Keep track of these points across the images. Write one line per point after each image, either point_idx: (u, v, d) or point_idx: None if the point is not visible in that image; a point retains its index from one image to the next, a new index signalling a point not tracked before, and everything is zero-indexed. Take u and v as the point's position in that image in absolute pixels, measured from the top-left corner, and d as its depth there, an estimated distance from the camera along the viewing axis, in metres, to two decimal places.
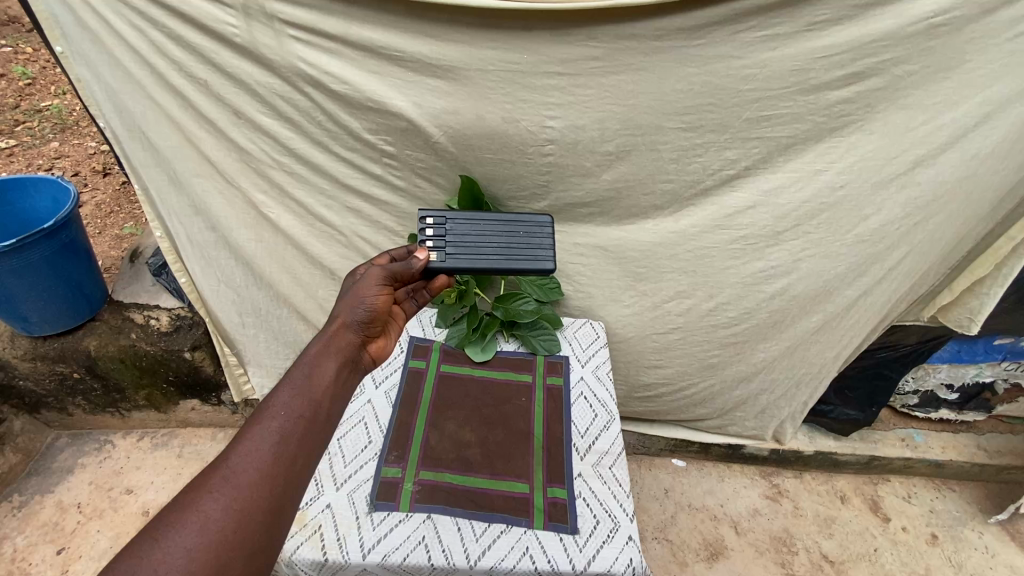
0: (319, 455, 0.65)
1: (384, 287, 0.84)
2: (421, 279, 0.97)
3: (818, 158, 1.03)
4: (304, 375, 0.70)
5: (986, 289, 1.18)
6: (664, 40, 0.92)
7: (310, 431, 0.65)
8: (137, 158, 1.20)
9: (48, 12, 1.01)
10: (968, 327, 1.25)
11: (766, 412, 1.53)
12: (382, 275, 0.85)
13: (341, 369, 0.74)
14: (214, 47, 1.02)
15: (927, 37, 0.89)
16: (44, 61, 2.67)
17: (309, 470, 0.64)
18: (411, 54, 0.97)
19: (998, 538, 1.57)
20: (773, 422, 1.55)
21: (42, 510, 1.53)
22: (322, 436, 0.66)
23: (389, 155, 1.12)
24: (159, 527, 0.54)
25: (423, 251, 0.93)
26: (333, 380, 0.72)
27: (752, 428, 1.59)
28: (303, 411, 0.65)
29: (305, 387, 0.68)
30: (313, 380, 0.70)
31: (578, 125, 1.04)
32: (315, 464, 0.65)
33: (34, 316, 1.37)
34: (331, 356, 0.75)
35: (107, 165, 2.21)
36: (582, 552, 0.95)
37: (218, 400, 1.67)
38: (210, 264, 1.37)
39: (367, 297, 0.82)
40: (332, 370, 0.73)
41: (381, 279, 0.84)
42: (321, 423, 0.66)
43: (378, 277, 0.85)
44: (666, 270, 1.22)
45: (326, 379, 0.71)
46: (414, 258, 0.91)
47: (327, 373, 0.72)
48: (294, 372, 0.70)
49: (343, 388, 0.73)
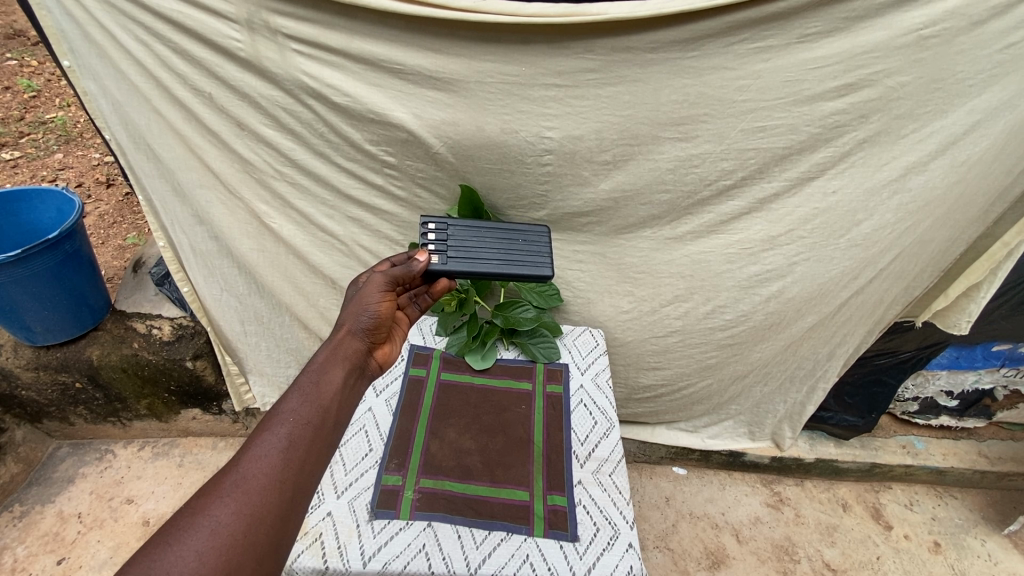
0: (327, 462, 0.66)
1: (386, 293, 0.85)
2: (421, 282, 0.98)
3: (814, 166, 1.04)
4: (312, 381, 0.71)
5: (985, 291, 1.18)
6: (657, 53, 0.94)
7: (318, 437, 0.66)
8: (142, 170, 1.21)
9: (56, 27, 1.03)
10: (963, 329, 1.26)
11: (762, 408, 1.55)
12: (383, 281, 0.86)
13: (348, 376, 0.75)
14: (219, 60, 1.03)
15: (917, 49, 0.90)
16: (49, 74, 2.71)
17: (316, 476, 0.64)
18: (410, 67, 0.99)
19: (1001, 545, 1.57)
20: (770, 419, 1.57)
21: (42, 520, 1.53)
22: (329, 442, 0.67)
23: (390, 166, 1.14)
24: (170, 532, 0.54)
25: (423, 253, 0.94)
26: (340, 387, 0.73)
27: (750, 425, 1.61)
28: (311, 417, 0.66)
29: (313, 394, 0.69)
30: (321, 387, 0.71)
31: (575, 135, 1.05)
32: (322, 470, 0.65)
33: (37, 326, 1.38)
34: (339, 362, 0.76)
35: (111, 176, 2.24)
36: (582, 560, 0.95)
37: (219, 409, 1.68)
38: (212, 273, 1.38)
39: (371, 304, 0.83)
40: (339, 377, 0.74)
41: (382, 285, 0.85)
42: (329, 429, 0.67)
43: (380, 283, 0.86)
44: (664, 276, 1.23)
45: (334, 386, 0.72)
46: (414, 262, 0.92)
47: (335, 379, 0.73)
48: (302, 379, 0.71)
49: (350, 395, 0.74)
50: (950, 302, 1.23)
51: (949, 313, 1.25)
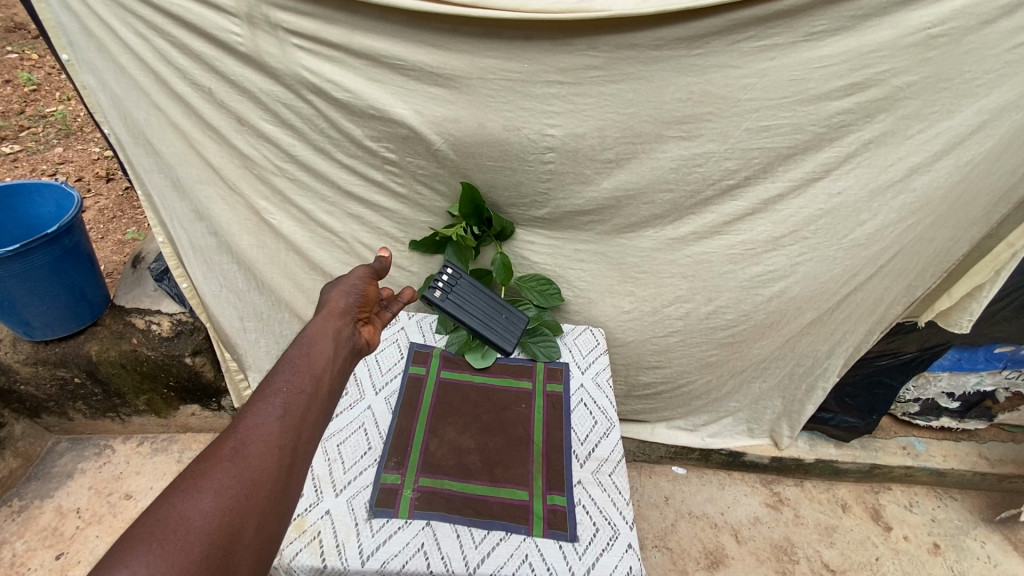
0: (320, 431, 0.67)
1: (369, 278, 0.91)
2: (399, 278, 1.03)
3: (819, 166, 1.03)
4: (303, 355, 0.73)
5: (987, 291, 1.17)
6: (662, 50, 0.93)
7: (311, 405, 0.67)
8: (141, 165, 1.20)
9: (54, 19, 1.02)
10: (964, 328, 1.25)
11: (760, 403, 1.55)
12: (366, 268, 0.92)
13: (337, 350, 0.77)
14: (220, 55, 1.03)
15: (925, 49, 0.89)
16: (49, 68, 2.69)
17: (310, 445, 0.65)
18: (412, 62, 0.98)
19: (1001, 547, 1.57)
20: (767, 415, 1.57)
21: (41, 515, 1.53)
22: (321, 411, 0.69)
23: (391, 162, 1.13)
24: (173, 494, 0.54)
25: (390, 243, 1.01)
26: (330, 360, 0.75)
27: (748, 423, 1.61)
28: (304, 387, 0.68)
29: (304, 366, 0.71)
30: (313, 359, 0.72)
31: (578, 133, 1.04)
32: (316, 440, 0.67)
33: (36, 320, 1.38)
34: (327, 336, 0.78)
35: (110, 171, 2.23)
36: (582, 560, 0.94)
37: (219, 405, 1.68)
38: (211, 269, 1.38)
39: (356, 285, 0.88)
40: (330, 351, 0.76)
41: (365, 272, 0.92)
42: (321, 399, 0.69)
43: (362, 271, 0.92)
44: (666, 276, 1.23)
45: (324, 359, 0.74)
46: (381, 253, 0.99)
47: (324, 353, 0.75)
48: (293, 352, 0.73)
49: (340, 368, 0.76)
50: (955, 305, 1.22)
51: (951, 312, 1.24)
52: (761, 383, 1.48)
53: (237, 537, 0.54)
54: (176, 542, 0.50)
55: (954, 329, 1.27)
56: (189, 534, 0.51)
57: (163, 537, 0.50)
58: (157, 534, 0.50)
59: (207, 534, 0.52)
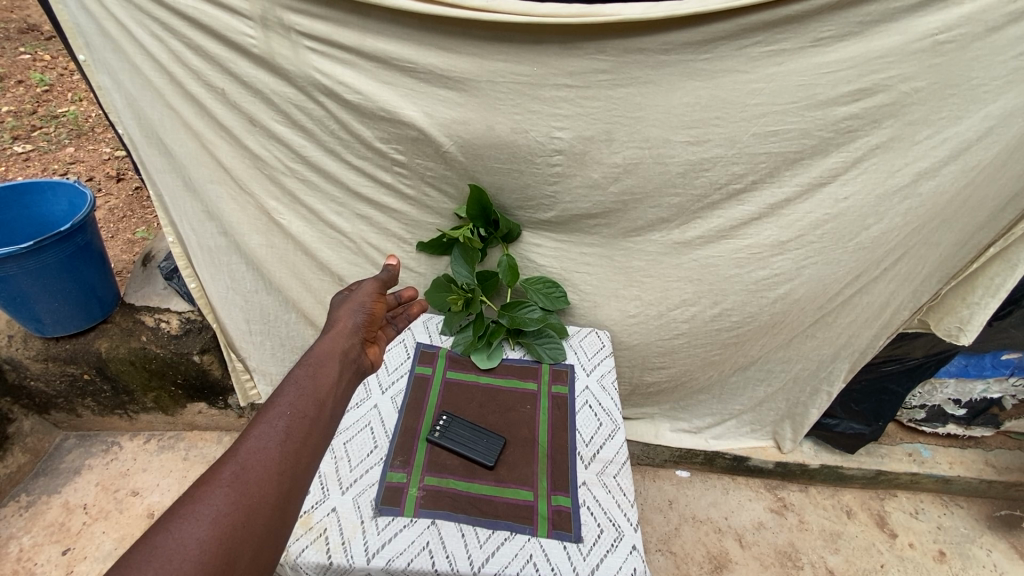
0: (321, 456, 0.66)
1: (377, 296, 0.97)
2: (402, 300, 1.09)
3: (826, 171, 1.04)
4: (309, 376, 0.73)
5: (979, 297, 1.16)
6: (670, 54, 0.94)
7: (314, 430, 0.67)
8: (153, 164, 1.22)
9: (72, 21, 1.04)
10: (958, 338, 1.23)
11: (764, 406, 1.55)
12: (373, 287, 0.98)
13: (343, 371, 0.78)
14: (232, 56, 1.04)
15: (932, 54, 0.90)
16: (62, 69, 2.74)
17: (311, 470, 0.65)
18: (422, 65, 0.99)
19: (1007, 555, 1.55)
20: (771, 418, 1.58)
21: (48, 510, 1.54)
22: (324, 436, 0.68)
23: (400, 164, 1.14)
24: (168, 521, 0.53)
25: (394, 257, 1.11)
26: (335, 381, 0.75)
27: (751, 426, 1.62)
28: (307, 411, 0.68)
29: (310, 388, 0.71)
30: (318, 380, 0.73)
31: (586, 136, 1.05)
32: (317, 465, 0.66)
33: (47, 317, 1.39)
34: (334, 357, 0.79)
35: (121, 170, 2.25)
36: (586, 561, 0.95)
37: (225, 403, 1.70)
38: (220, 270, 1.39)
39: (363, 303, 0.93)
40: (335, 371, 0.76)
41: (372, 290, 0.97)
42: (325, 423, 0.69)
43: (369, 291, 0.97)
44: (672, 278, 1.23)
45: (330, 380, 0.74)
46: (387, 266, 1.08)
47: (330, 374, 0.76)
48: (298, 374, 0.73)
49: (345, 389, 0.77)
50: (950, 311, 1.21)
51: (943, 316, 1.23)
52: (764, 383, 1.48)
53: (231, 567, 0.53)
54: (169, 571, 0.49)
55: (948, 338, 1.24)
56: (183, 565, 0.50)
57: (157, 566, 0.49)
58: (151, 564, 0.49)
59: (201, 564, 0.51)
